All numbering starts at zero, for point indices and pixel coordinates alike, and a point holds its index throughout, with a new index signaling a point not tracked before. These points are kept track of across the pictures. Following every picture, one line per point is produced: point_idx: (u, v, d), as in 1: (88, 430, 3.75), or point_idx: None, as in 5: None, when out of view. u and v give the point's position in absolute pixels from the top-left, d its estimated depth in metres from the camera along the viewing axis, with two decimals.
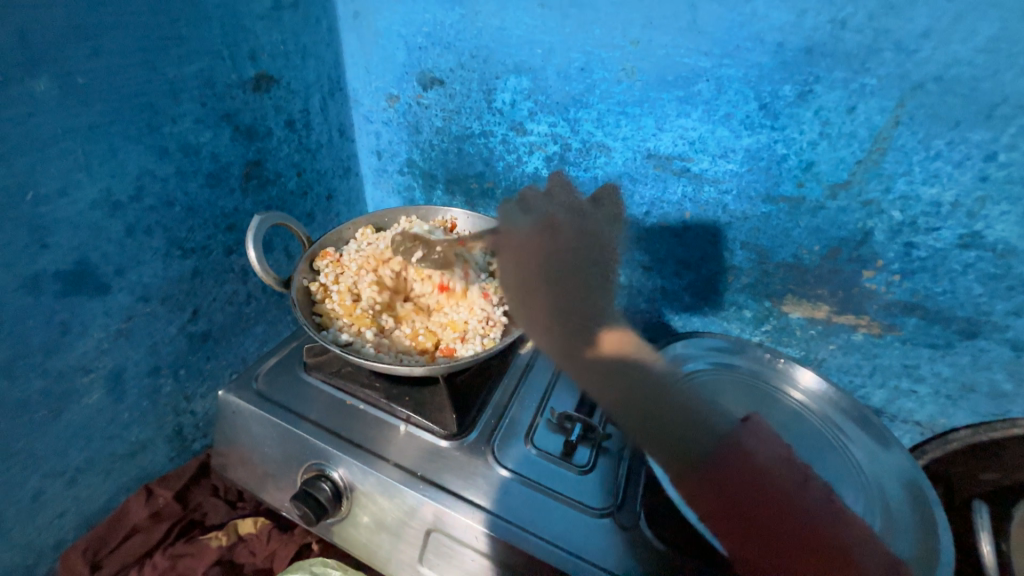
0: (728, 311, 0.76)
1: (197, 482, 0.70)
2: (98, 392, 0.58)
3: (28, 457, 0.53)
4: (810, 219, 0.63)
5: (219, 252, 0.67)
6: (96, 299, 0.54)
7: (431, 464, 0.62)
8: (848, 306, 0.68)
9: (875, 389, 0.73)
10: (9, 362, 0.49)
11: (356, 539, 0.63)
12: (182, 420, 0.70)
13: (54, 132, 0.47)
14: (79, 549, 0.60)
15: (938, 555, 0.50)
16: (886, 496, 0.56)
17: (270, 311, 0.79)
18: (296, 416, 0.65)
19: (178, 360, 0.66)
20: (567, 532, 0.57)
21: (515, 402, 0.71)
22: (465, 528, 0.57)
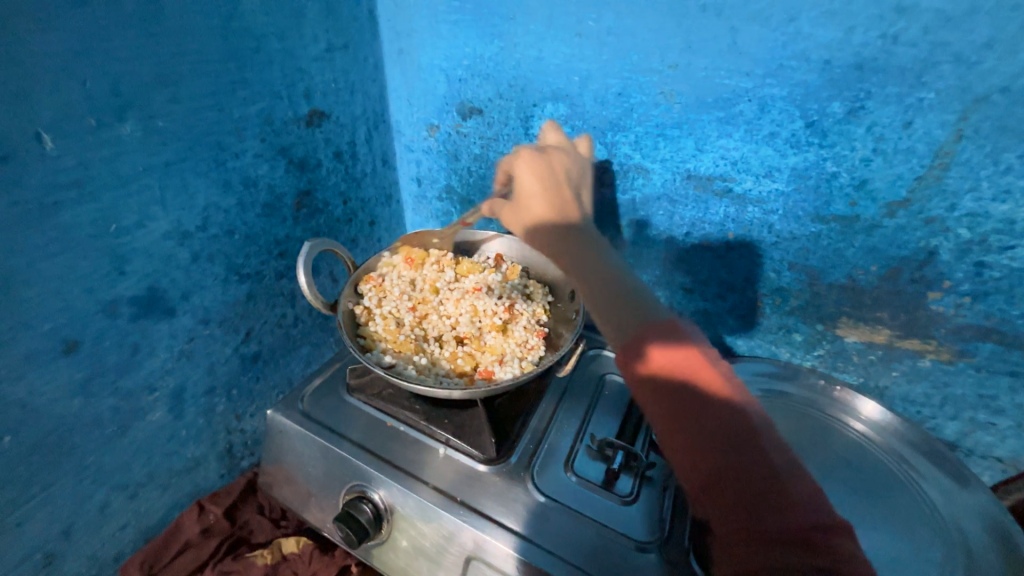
0: (776, 334, 0.73)
1: (244, 499, 0.72)
2: (161, 409, 0.61)
3: (98, 470, 0.57)
4: (866, 238, 0.60)
5: (271, 277, 0.71)
6: (163, 322, 0.58)
7: (470, 489, 0.61)
8: (911, 331, 0.63)
9: (947, 421, 0.67)
10: (86, 380, 0.52)
11: (395, 563, 0.62)
12: (232, 438, 0.73)
13: (137, 169, 0.51)
14: (136, 564, 0.62)
15: None
16: (967, 541, 0.51)
17: (315, 333, 0.82)
18: (339, 436, 0.66)
19: (231, 380, 0.70)
20: (610, 566, 0.55)
21: (554, 427, 0.70)
22: (505, 557, 0.55)
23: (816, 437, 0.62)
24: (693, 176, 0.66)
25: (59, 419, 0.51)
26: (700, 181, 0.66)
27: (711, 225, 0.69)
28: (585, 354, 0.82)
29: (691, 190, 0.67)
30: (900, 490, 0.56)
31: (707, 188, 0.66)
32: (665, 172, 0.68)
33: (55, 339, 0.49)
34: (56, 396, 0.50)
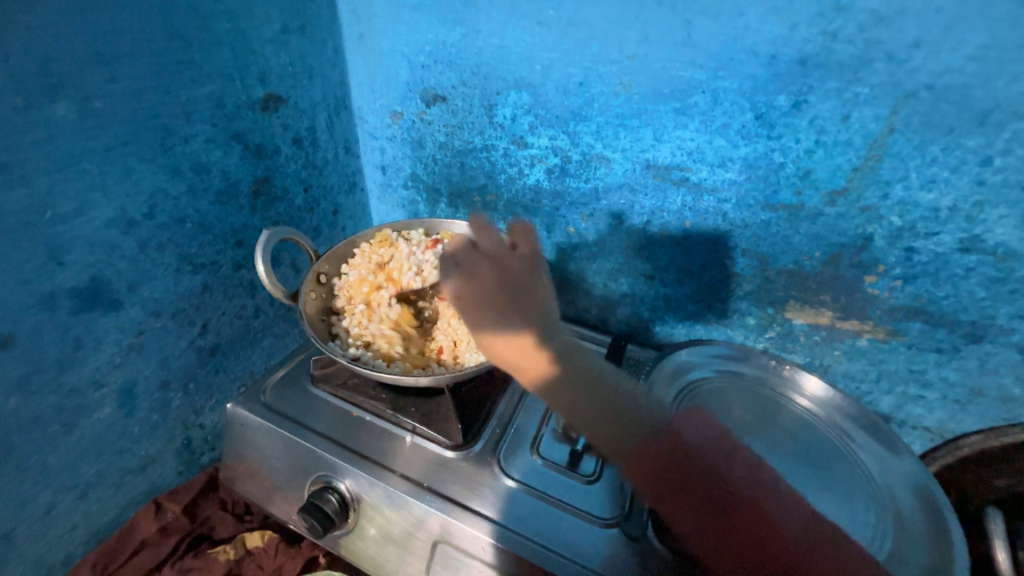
0: (731, 318, 0.77)
1: (205, 496, 0.70)
2: (110, 405, 0.59)
3: (41, 471, 0.54)
4: (810, 225, 0.63)
5: (228, 268, 0.69)
6: (110, 315, 0.55)
7: (437, 475, 0.62)
8: (851, 312, 0.68)
9: (883, 395, 0.73)
10: (23, 377, 0.50)
11: (362, 552, 0.63)
12: (191, 433, 0.71)
13: (73, 153, 0.48)
14: (89, 564, 0.60)
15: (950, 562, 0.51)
16: (893, 501, 0.57)
17: (278, 324, 0.81)
18: (303, 428, 0.65)
19: (187, 373, 0.67)
20: (572, 542, 0.57)
21: (520, 412, 0.71)
22: (471, 539, 0.56)
23: (766, 415, 0.66)
24: (652, 165, 0.68)
25: None
26: (658, 171, 0.68)
27: (669, 214, 0.71)
28: None
29: (651, 179, 0.69)
30: (840, 462, 0.61)
31: (665, 177, 0.68)
32: (625, 162, 0.69)
33: None
34: None
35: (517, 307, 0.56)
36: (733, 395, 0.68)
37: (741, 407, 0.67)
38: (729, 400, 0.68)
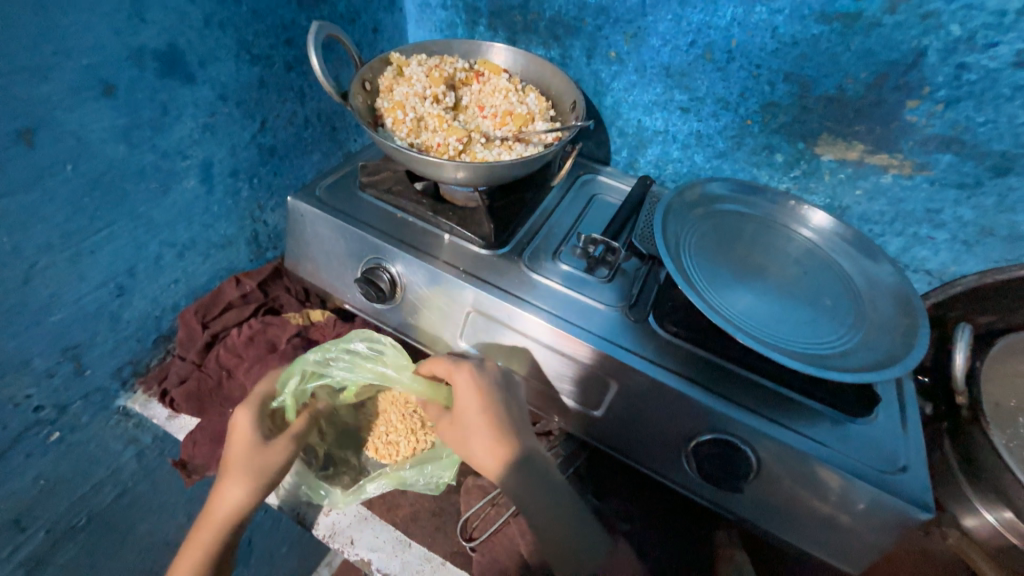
0: (760, 156, 0.77)
1: (274, 279, 0.83)
2: (194, 178, 0.68)
3: (149, 223, 0.65)
4: (862, 40, 0.62)
5: (281, 67, 0.73)
6: (186, 88, 0.62)
7: (473, 264, 0.71)
8: (882, 144, 0.68)
9: (893, 238, 0.76)
10: (126, 129, 0.58)
11: (406, 324, 0.75)
12: (258, 227, 0.82)
13: None
14: (192, 311, 0.75)
15: (915, 337, 0.59)
16: (874, 307, 0.65)
17: (323, 141, 0.86)
18: (356, 221, 0.74)
19: (252, 168, 0.75)
20: (584, 317, 0.67)
21: (546, 227, 0.78)
22: (501, 308, 0.67)
23: (775, 241, 0.72)
24: None
25: (109, 160, 0.57)
26: None
27: (717, 31, 0.70)
28: (580, 177, 0.86)
29: None
30: (833, 283, 0.68)
31: None
32: None
33: (92, 77, 0.53)
34: (104, 137, 0.56)
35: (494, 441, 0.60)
36: (748, 225, 0.74)
37: (752, 234, 0.73)
38: (743, 227, 0.74)
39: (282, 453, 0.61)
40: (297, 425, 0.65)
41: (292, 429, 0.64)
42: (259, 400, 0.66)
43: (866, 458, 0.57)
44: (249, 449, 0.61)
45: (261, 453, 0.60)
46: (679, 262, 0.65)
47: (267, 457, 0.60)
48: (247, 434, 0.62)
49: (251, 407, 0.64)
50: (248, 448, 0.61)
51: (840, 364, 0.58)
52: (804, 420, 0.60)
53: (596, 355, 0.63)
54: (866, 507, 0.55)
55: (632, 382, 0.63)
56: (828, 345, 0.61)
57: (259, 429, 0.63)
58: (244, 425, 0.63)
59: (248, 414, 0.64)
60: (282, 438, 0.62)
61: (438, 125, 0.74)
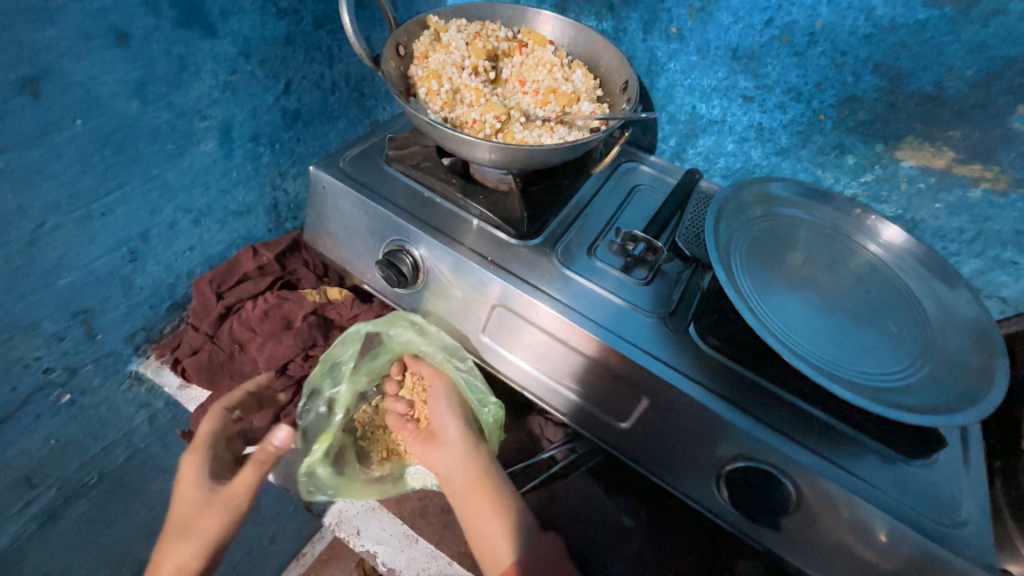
0: (828, 156, 0.69)
1: (292, 252, 0.79)
2: (212, 141, 0.64)
3: (164, 186, 0.62)
4: (978, 30, 0.54)
5: (309, 24, 0.67)
6: (206, 41, 0.57)
7: (500, 253, 0.66)
8: (977, 155, 0.60)
9: (969, 259, 0.68)
10: (140, 83, 0.53)
11: (426, 310, 0.71)
12: (277, 196, 0.78)
13: None
14: (207, 280, 0.72)
15: (992, 377, 0.53)
16: (944, 339, 0.59)
17: (350, 108, 0.81)
18: (380, 197, 0.69)
19: (274, 133, 0.71)
20: (618, 321, 0.61)
21: (582, 218, 0.72)
22: (527, 305, 0.62)
23: (833, 254, 0.65)
24: None
25: (120, 117, 0.53)
26: None
27: (800, 9, 0.61)
28: (622, 165, 0.80)
29: None
30: (897, 306, 0.61)
31: None
32: None
33: (104, 24, 0.48)
34: (115, 91, 0.51)
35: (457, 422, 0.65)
36: (803, 232, 0.67)
37: (808, 244, 0.66)
38: (798, 235, 0.66)
39: (213, 521, 0.57)
40: (240, 478, 0.59)
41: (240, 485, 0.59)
42: (222, 411, 0.64)
43: (919, 505, 0.52)
44: (189, 505, 0.58)
45: (199, 515, 0.58)
46: (729, 267, 0.58)
47: (204, 520, 0.58)
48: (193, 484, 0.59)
49: (200, 454, 0.61)
50: (193, 500, 0.59)
51: (903, 398, 0.52)
52: (851, 455, 0.54)
53: (626, 363, 0.58)
54: (888, 540, 0.51)
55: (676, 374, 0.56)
56: (889, 375, 0.55)
57: (203, 479, 0.59)
58: (190, 473, 0.60)
59: (194, 464, 0.60)
60: (223, 499, 0.58)
61: (476, 99, 0.68)
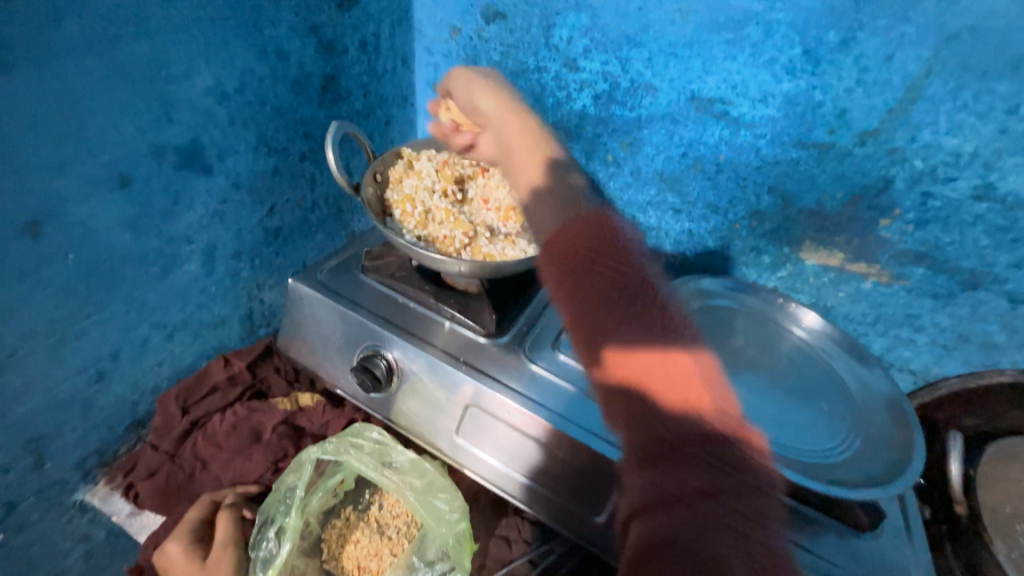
0: (748, 256, 0.82)
1: (263, 359, 0.79)
2: (196, 261, 0.67)
3: (143, 305, 0.64)
4: (837, 165, 0.68)
5: (295, 157, 0.75)
6: (202, 178, 0.63)
7: (471, 354, 0.71)
8: (861, 255, 0.73)
9: (877, 337, 0.79)
10: (136, 217, 0.58)
11: (401, 412, 0.72)
12: (253, 305, 0.80)
13: (187, 19, 0.55)
14: (173, 395, 0.71)
15: (912, 448, 0.60)
16: (869, 414, 0.66)
17: (329, 222, 0.88)
18: (356, 306, 0.73)
19: (255, 249, 0.76)
20: (586, 415, 0.65)
21: (545, 315, 0.79)
22: (499, 404, 0.66)
23: (766, 340, 0.74)
24: (696, 97, 0.72)
25: (112, 248, 0.57)
26: (701, 103, 0.72)
27: (706, 146, 0.75)
28: None
29: (693, 111, 0.73)
30: (826, 383, 0.69)
31: (707, 110, 0.72)
32: (672, 92, 0.73)
33: (111, 171, 0.54)
34: (111, 226, 0.56)
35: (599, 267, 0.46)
36: (739, 321, 0.76)
37: (744, 332, 0.75)
38: (734, 324, 0.76)
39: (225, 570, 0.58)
40: (221, 531, 0.60)
41: (233, 547, 0.60)
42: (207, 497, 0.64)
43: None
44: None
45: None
46: None
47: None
48: (182, 561, 0.58)
49: (181, 534, 0.60)
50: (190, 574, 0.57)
51: (840, 475, 0.57)
52: (810, 534, 0.58)
53: (595, 457, 0.62)
54: None
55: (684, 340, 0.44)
56: (829, 452, 0.60)
57: (195, 549, 0.59)
58: (175, 547, 0.59)
59: (179, 538, 0.59)
60: (215, 551, 0.59)
61: (445, 217, 0.77)
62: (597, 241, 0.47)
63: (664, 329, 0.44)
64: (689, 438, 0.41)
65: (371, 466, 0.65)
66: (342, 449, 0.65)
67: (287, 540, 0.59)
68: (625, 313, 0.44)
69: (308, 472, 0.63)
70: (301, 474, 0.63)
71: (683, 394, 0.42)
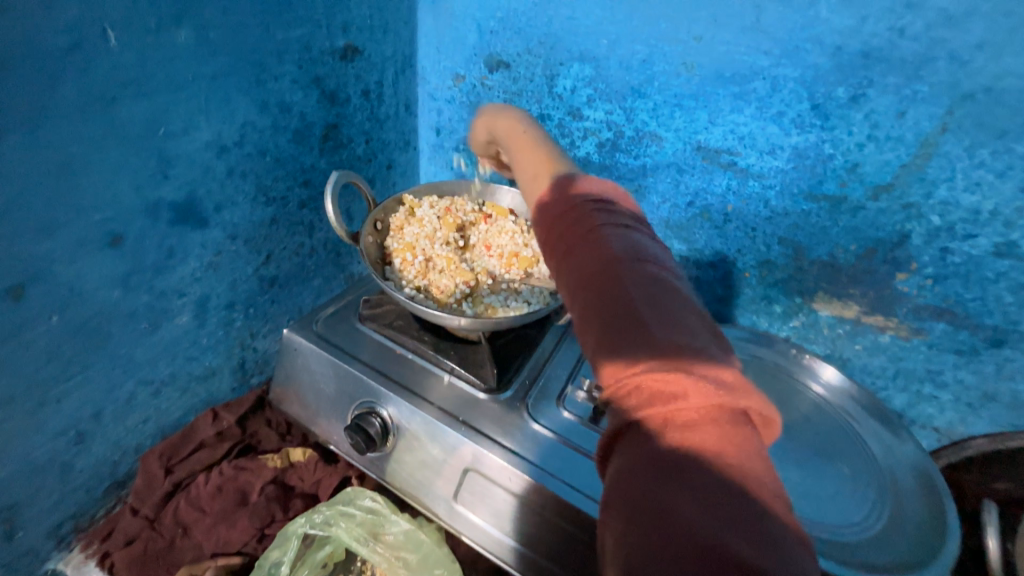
0: (758, 305, 0.79)
1: (255, 412, 0.77)
2: (187, 314, 0.65)
3: (130, 361, 0.61)
4: (850, 219, 0.66)
5: (294, 205, 0.74)
6: (198, 231, 0.62)
7: (470, 411, 0.67)
8: (877, 308, 0.70)
9: (897, 392, 0.75)
10: (126, 274, 0.56)
11: (396, 473, 0.68)
12: (246, 354, 0.77)
13: (188, 78, 0.54)
14: (156, 454, 0.68)
15: (945, 526, 0.56)
16: (897, 482, 0.61)
17: (327, 267, 0.86)
18: (352, 359, 0.71)
19: (249, 298, 0.73)
20: (592, 482, 0.61)
21: (549, 366, 0.75)
22: (499, 468, 0.62)
23: (782, 397, 0.70)
24: (702, 147, 0.71)
25: (99, 306, 0.55)
26: (708, 153, 0.71)
27: (712, 195, 0.74)
28: None
29: (699, 161, 0.72)
30: (849, 445, 0.65)
31: (713, 159, 0.71)
32: (677, 141, 0.72)
33: (102, 231, 0.52)
34: (99, 285, 0.54)
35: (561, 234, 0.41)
36: (752, 377, 0.73)
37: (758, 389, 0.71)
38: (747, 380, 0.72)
39: None
40: None
41: None
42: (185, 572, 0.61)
43: None
44: None
45: None
46: None
47: None
48: None
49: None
50: None
51: (864, 555, 0.53)
52: None
53: None
54: None
55: (660, 294, 0.34)
56: (857, 528, 0.56)
57: None
58: None
59: None
60: None
61: (446, 266, 0.75)
62: (566, 208, 0.42)
63: (623, 271, 0.35)
64: (657, 403, 0.30)
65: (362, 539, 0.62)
66: (331, 519, 0.62)
67: None
68: (592, 271, 0.36)
69: (295, 545, 0.60)
70: (286, 550, 0.60)
71: (633, 341, 0.32)
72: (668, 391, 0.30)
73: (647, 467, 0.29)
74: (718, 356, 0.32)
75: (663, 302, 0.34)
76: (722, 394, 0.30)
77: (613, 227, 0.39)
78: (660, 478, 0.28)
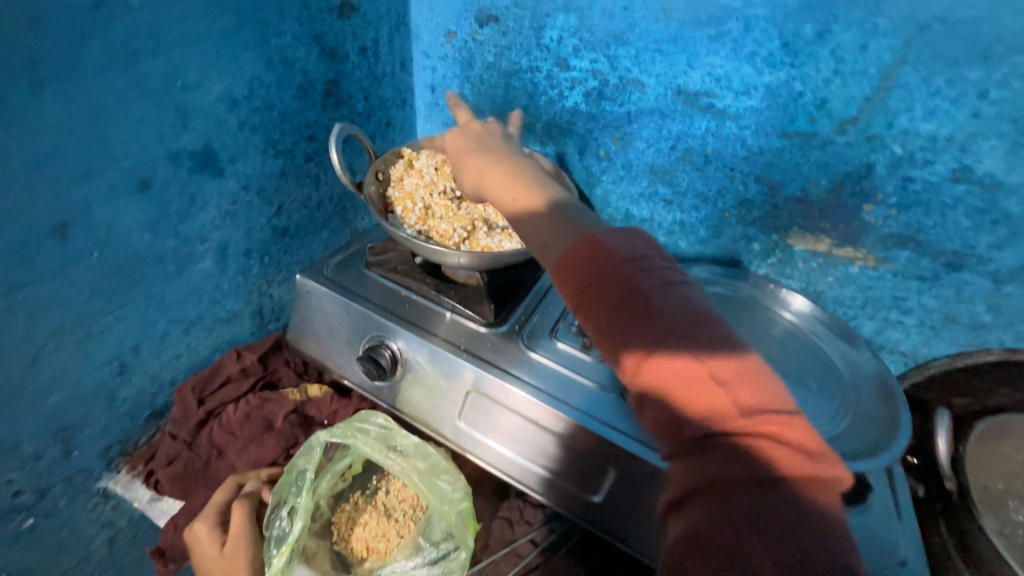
0: (739, 243, 0.84)
1: (274, 352, 0.83)
2: (209, 260, 0.71)
3: (161, 302, 0.67)
4: (820, 154, 0.70)
5: (300, 158, 0.79)
6: (214, 181, 0.67)
7: (471, 342, 0.74)
8: (847, 239, 0.75)
9: (866, 320, 0.81)
10: (154, 219, 0.62)
11: (406, 400, 0.75)
12: (263, 300, 0.84)
13: (198, 33, 0.58)
14: (189, 386, 0.75)
15: (898, 421, 0.62)
16: (858, 393, 0.67)
17: (333, 220, 0.92)
18: (361, 299, 0.77)
19: (264, 247, 0.79)
20: (582, 398, 0.68)
21: (543, 305, 0.82)
22: (498, 389, 0.69)
23: (759, 324, 0.76)
24: (682, 91, 0.75)
25: (133, 248, 0.61)
26: (687, 97, 0.75)
27: (693, 139, 0.78)
28: None
29: (679, 105, 0.76)
30: (817, 363, 0.71)
31: (693, 103, 0.75)
32: (659, 87, 0.76)
33: (132, 177, 0.58)
34: (132, 228, 0.60)
35: (606, 301, 0.47)
36: (732, 308, 0.78)
37: (736, 317, 0.77)
38: (727, 310, 0.78)
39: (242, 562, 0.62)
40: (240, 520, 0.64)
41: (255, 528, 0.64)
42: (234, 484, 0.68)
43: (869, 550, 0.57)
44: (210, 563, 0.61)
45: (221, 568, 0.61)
46: None
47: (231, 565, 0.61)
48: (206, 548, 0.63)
49: (207, 516, 0.64)
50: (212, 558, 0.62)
51: None
52: None
53: (593, 438, 0.64)
54: None
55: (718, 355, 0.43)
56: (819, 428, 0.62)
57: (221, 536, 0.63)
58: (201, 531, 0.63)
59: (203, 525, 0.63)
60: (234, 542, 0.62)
61: (444, 213, 0.80)
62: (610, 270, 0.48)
63: (683, 338, 0.43)
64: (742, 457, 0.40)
65: (378, 449, 0.69)
66: (349, 433, 0.69)
67: (299, 518, 0.62)
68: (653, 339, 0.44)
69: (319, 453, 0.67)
70: (310, 458, 0.67)
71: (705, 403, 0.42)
72: (752, 449, 0.40)
73: (739, 508, 0.38)
74: (789, 415, 0.42)
75: (742, 381, 0.43)
76: (792, 450, 0.40)
77: (658, 288, 0.46)
78: (756, 520, 0.37)
